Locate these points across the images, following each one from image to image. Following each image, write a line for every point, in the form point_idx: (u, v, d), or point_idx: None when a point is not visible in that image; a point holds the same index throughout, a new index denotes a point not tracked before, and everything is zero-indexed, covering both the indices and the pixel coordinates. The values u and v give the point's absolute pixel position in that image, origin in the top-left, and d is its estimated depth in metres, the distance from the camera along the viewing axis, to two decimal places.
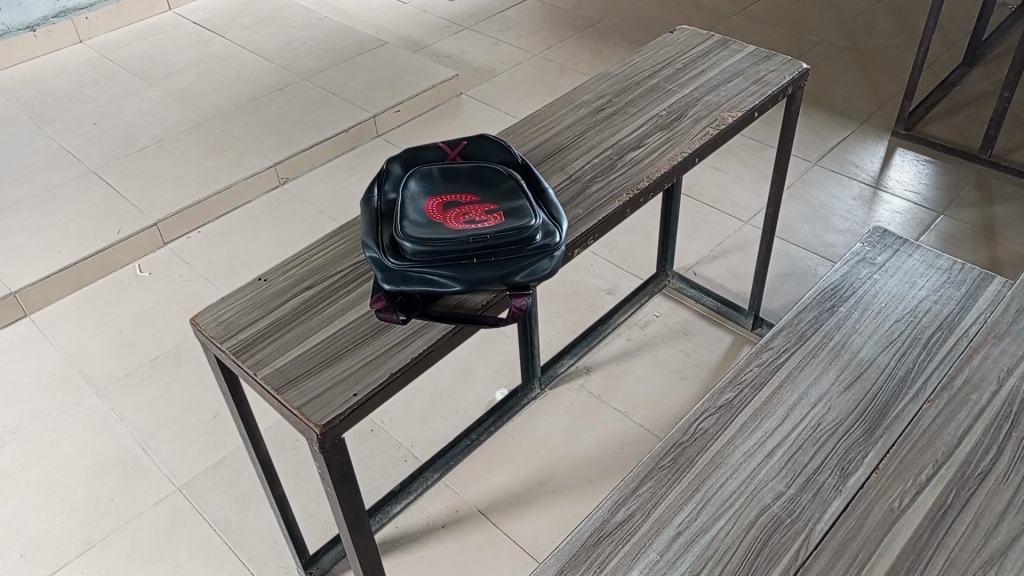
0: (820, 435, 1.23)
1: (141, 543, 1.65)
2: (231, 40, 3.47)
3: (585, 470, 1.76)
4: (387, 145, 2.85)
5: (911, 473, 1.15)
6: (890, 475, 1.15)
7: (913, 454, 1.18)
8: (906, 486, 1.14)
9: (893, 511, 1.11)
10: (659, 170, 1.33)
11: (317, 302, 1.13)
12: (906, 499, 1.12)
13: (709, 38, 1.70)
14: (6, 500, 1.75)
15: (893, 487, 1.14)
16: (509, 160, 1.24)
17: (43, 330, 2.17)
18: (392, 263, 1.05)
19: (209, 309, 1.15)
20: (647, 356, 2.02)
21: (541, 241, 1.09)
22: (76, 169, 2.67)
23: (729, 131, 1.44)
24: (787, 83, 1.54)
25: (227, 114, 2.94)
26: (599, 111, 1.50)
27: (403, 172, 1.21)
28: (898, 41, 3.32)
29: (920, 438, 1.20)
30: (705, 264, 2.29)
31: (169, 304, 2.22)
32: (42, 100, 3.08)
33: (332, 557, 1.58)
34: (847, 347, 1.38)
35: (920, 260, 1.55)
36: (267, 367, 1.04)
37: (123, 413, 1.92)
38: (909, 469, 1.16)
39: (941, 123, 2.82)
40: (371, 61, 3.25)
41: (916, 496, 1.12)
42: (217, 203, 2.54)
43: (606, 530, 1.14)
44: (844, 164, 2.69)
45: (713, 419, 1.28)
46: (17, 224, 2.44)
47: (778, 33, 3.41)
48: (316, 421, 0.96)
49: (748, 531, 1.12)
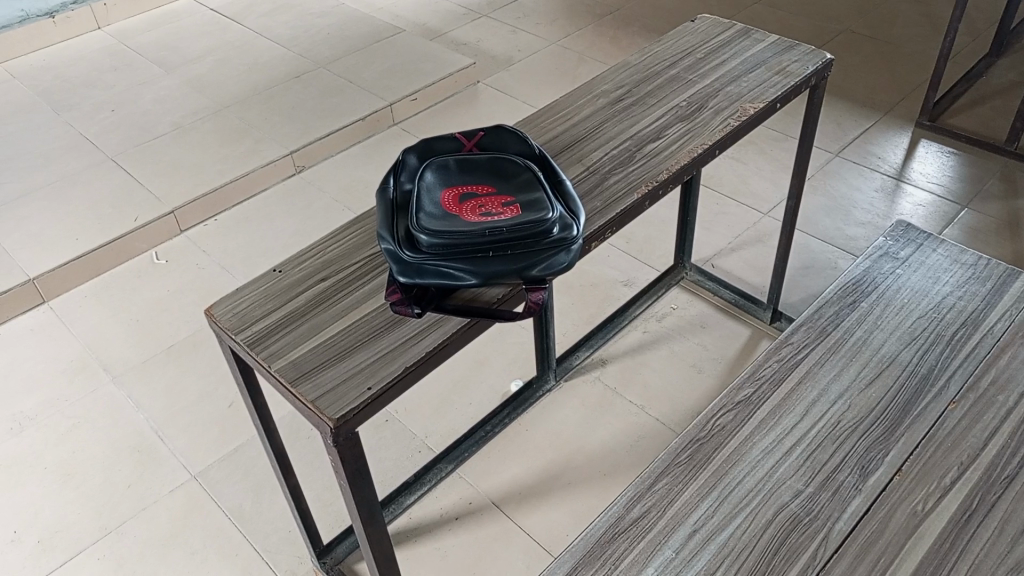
0: (840, 432, 1.21)
1: (156, 531, 1.67)
2: (248, 28, 3.46)
3: (600, 464, 1.75)
4: (403, 133, 2.84)
5: (935, 477, 1.14)
6: (913, 477, 1.14)
7: (937, 456, 1.16)
8: (930, 489, 1.12)
9: (916, 514, 1.09)
10: (679, 162, 1.31)
11: (332, 295, 1.12)
12: (930, 502, 1.11)
13: (731, 27, 1.67)
14: (23, 486, 1.76)
15: (916, 490, 1.12)
16: (526, 152, 1.23)
17: (61, 316, 2.19)
18: (407, 256, 1.04)
19: (224, 300, 1.14)
20: (664, 349, 2.00)
21: (558, 235, 1.07)
22: (94, 156, 2.68)
23: (750, 123, 1.41)
24: (811, 73, 1.51)
25: (244, 102, 2.94)
26: (618, 101, 1.48)
27: (419, 163, 1.19)
28: (922, 30, 3.25)
29: (944, 441, 1.18)
30: (723, 257, 2.26)
31: (185, 293, 2.22)
32: (61, 86, 3.09)
33: (346, 548, 1.58)
34: (868, 344, 1.35)
35: (944, 255, 1.52)
36: (281, 359, 1.03)
37: (139, 401, 1.93)
38: (933, 472, 1.14)
39: (966, 114, 2.77)
40: (388, 48, 3.23)
41: (939, 500, 1.11)
42: (233, 191, 2.54)
43: (621, 527, 1.13)
44: (867, 156, 2.64)
45: (731, 415, 1.26)
46: (35, 212, 2.45)
47: (800, 21, 3.36)
48: (330, 415, 0.95)
49: (765, 530, 1.10)
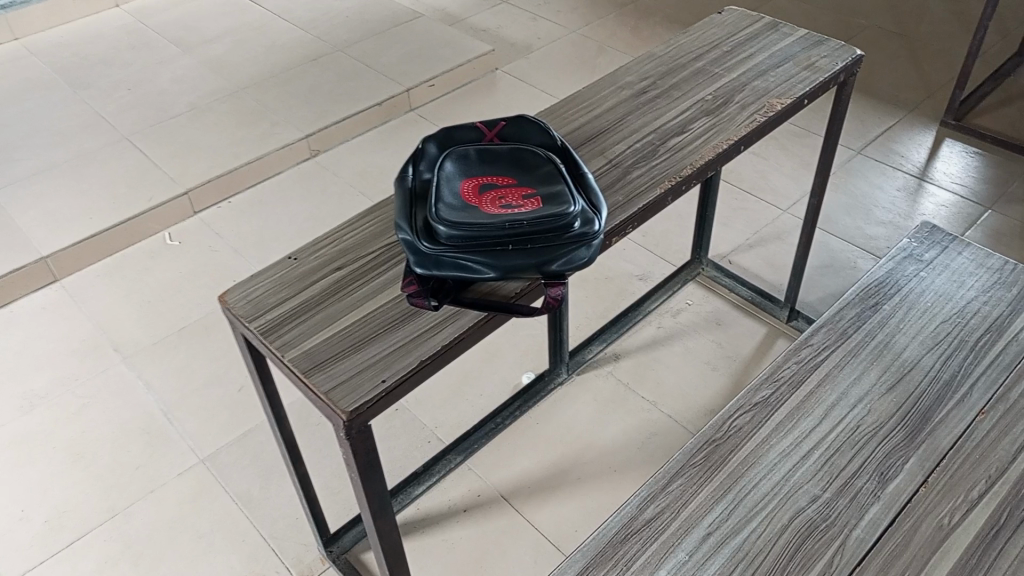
0: (859, 437, 1.22)
1: (164, 513, 1.66)
2: (266, 9, 3.44)
3: (611, 460, 1.73)
4: (420, 120, 2.81)
5: (962, 491, 1.14)
6: (939, 490, 1.14)
7: (965, 469, 1.17)
8: (957, 503, 1.12)
9: (943, 528, 1.09)
10: (702, 158, 1.28)
11: (349, 284, 1.09)
12: (956, 516, 1.10)
13: (759, 20, 1.63)
14: (33, 464, 1.76)
15: (943, 503, 1.12)
16: (548, 143, 1.21)
17: (73, 295, 2.18)
18: (424, 247, 1.03)
19: (237, 287, 1.10)
20: (678, 346, 1.98)
21: (579, 229, 1.05)
22: (110, 135, 2.67)
23: (776, 119, 1.38)
24: (841, 69, 1.48)
25: (261, 84, 2.92)
26: (642, 93, 1.45)
27: (438, 153, 1.18)
28: (950, 27, 3.20)
29: (972, 453, 1.19)
30: (740, 253, 2.23)
31: (198, 275, 2.22)
32: (78, 64, 3.09)
33: (352, 537, 1.58)
34: (891, 347, 1.36)
35: (969, 258, 1.52)
36: (295, 349, 1.00)
37: (150, 383, 1.93)
38: (961, 486, 1.14)
39: (992, 114, 2.72)
40: (407, 33, 3.21)
41: (967, 514, 1.11)
42: (247, 173, 2.53)
43: (634, 526, 1.12)
44: (889, 155, 2.60)
45: (748, 416, 1.26)
46: (49, 189, 2.45)
47: (825, 15, 3.31)
48: (343, 407, 0.93)
49: (781, 535, 1.10)
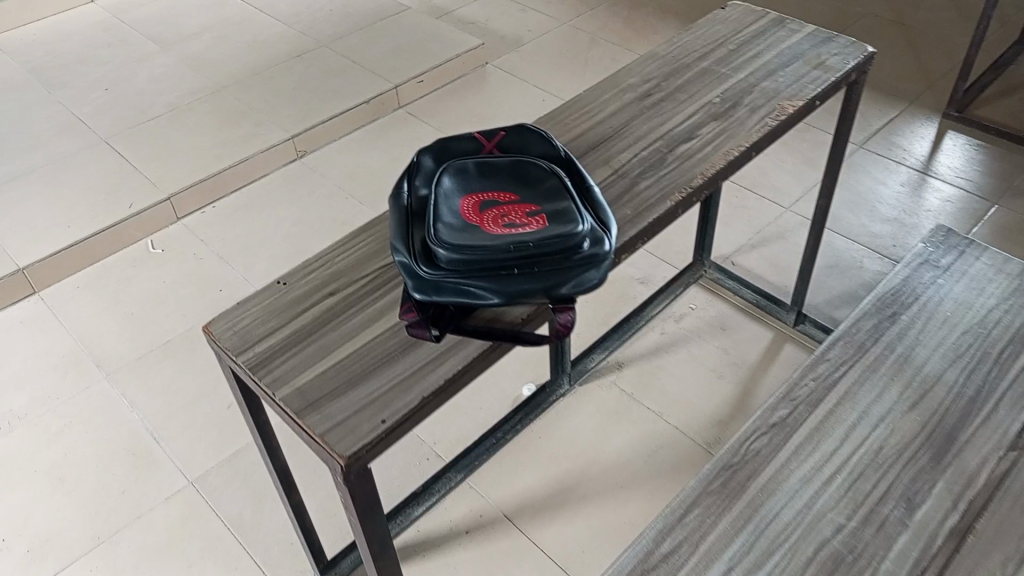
0: (883, 460, 1.17)
1: (151, 540, 1.59)
2: (248, 3, 3.33)
3: (616, 475, 1.67)
4: (410, 117, 2.73)
5: (1011, 533, 1.08)
6: (986, 534, 1.08)
7: (1010, 506, 1.10)
8: (1009, 550, 1.06)
9: None
10: (713, 167, 1.21)
11: (342, 312, 1.02)
12: (1009, 566, 1.04)
13: (765, 15, 1.56)
14: (12, 489, 1.68)
15: (991, 549, 1.06)
16: (551, 153, 1.14)
17: (52, 308, 2.09)
18: (423, 272, 0.96)
19: (223, 316, 1.03)
20: (682, 353, 1.92)
21: (589, 250, 0.98)
22: (88, 137, 2.57)
23: (788, 123, 1.31)
24: (853, 68, 1.40)
25: (244, 81, 2.82)
26: (647, 96, 1.37)
27: (435, 166, 1.11)
28: (949, 15, 3.13)
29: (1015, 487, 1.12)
30: (743, 254, 2.17)
31: (182, 285, 2.13)
32: (53, 63, 2.98)
33: (350, 563, 1.49)
34: (911, 361, 1.30)
35: (987, 264, 1.47)
36: (286, 386, 0.93)
37: (134, 400, 1.85)
38: (1010, 531, 1.08)
39: (994, 105, 2.66)
40: (394, 27, 3.11)
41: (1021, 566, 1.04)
42: (231, 177, 2.44)
43: (651, 562, 1.07)
44: (891, 148, 2.54)
45: (766, 439, 1.20)
46: (25, 196, 2.35)
47: (821, 4, 3.24)
48: (340, 452, 0.86)
49: (806, 569, 1.05)
